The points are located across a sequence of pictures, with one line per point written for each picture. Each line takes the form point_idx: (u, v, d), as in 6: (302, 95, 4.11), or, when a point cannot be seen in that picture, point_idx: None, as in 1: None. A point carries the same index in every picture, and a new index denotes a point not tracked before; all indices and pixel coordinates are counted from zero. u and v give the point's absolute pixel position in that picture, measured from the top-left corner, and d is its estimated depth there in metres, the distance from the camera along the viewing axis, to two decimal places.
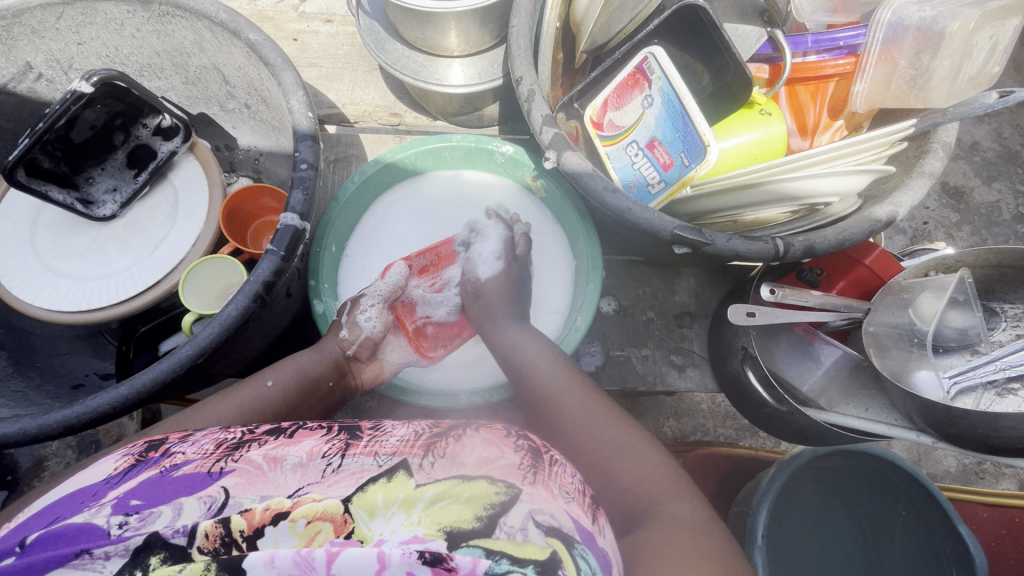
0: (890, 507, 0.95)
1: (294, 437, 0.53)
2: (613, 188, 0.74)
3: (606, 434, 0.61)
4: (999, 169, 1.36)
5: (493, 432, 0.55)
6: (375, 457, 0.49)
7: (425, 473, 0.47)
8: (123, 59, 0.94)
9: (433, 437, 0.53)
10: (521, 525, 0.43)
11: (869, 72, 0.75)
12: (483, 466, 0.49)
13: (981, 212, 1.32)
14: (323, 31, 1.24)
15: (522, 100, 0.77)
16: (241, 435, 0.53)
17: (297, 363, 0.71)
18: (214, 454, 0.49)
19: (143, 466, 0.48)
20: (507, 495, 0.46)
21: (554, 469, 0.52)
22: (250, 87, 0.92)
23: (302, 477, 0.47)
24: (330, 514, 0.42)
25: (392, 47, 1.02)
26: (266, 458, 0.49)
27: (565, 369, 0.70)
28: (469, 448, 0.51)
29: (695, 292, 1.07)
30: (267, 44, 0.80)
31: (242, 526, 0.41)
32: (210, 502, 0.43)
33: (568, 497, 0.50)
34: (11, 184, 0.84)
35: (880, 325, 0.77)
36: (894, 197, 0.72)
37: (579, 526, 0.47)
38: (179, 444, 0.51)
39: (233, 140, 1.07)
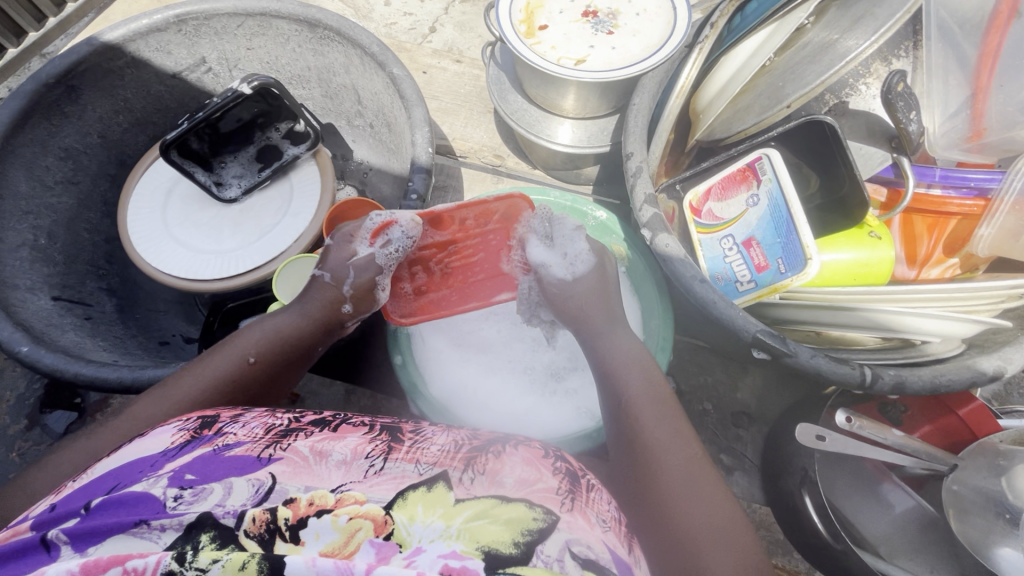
0: None
1: (339, 431, 0.54)
2: (702, 278, 0.73)
3: (687, 480, 0.55)
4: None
5: (531, 451, 0.57)
6: (416, 464, 0.51)
7: (463, 487, 0.48)
8: (280, 67, 1.05)
9: (472, 451, 0.54)
10: (558, 556, 0.43)
11: (998, 219, 0.71)
12: (519, 489, 0.50)
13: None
14: (451, 69, 1.34)
15: (628, 174, 0.80)
16: (290, 422, 0.55)
17: (270, 323, 0.70)
18: (263, 440, 0.51)
19: (198, 442, 0.50)
20: (546, 521, 0.46)
21: (590, 496, 0.54)
22: (379, 111, 1.01)
23: (345, 474, 0.48)
24: (371, 514, 0.44)
25: (512, 98, 1.09)
26: (312, 451, 0.50)
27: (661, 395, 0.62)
28: (508, 467, 0.53)
29: (759, 394, 1.03)
30: (406, 80, 0.87)
31: (287, 515, 0.43)
32: (257, 485, 0.45)
33: (604, 527, 0.51)
34: (165, 159, 0.97)
35: (966, 486, 0.72)
36: (1004, 351, 0.68)
37: (616, 557, 0.48)
38: (230, 425, 0.53)
39: (349, 152, 1.16)
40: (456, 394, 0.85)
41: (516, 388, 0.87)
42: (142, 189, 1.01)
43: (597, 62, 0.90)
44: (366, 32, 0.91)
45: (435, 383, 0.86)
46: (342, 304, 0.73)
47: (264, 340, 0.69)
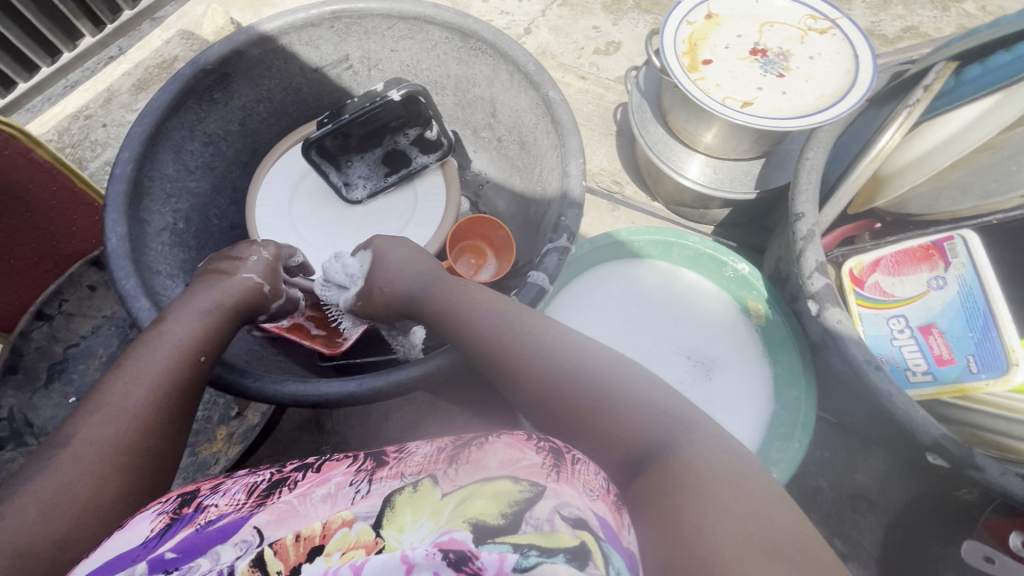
0: None
1: (322, 470, 0.46)
2: (877, 364, 0.66)
3: (643, 411, 0.49)
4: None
5: (514, 435, 0.48)
6: (402, 477, 0.44)
7: (449, 480, 0.44)
8: (418, 71, 1.03)
9: (456, 446, 0.47)
10: (548, 517, 0.41)
11: None
12: (506, 468, 0.44)
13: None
14: (575, 85, 1.30)
15: (797, 236, 0.73)
16: (271, 476, 0.46)
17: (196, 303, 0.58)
18: (248, 502, 0.43)
19: (179, 523, 0.42)
20: (532, 491, 0.42)
21: (578, 467, 0.46)
22: (515, 128, 0.97)
23: (332, 507, 0.43)
24: (362, 541, 0.40)
25: (652, 129, 1.04)
26: (297, 494, 0.44)
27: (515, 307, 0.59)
28: (493, 453, 0.46)
29: (880, 480, 0.94)
30: (562, 105, 0.83)
31: (278, 567, 0.39)
32: (246, 547, 0.41)
33: (593, 496, 0.43)
34: (304, 157, 0.97)
35: None
36: None
37: (603, 522, 0.42)
38: (210, 495, 0.44)
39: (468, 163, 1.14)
40: None
41: None
42: (269, 180, 1.01)
43: (766, 107, 0.84)
44: (523, 49, 0.87)
45: None
46: (261, 314, 0.65)
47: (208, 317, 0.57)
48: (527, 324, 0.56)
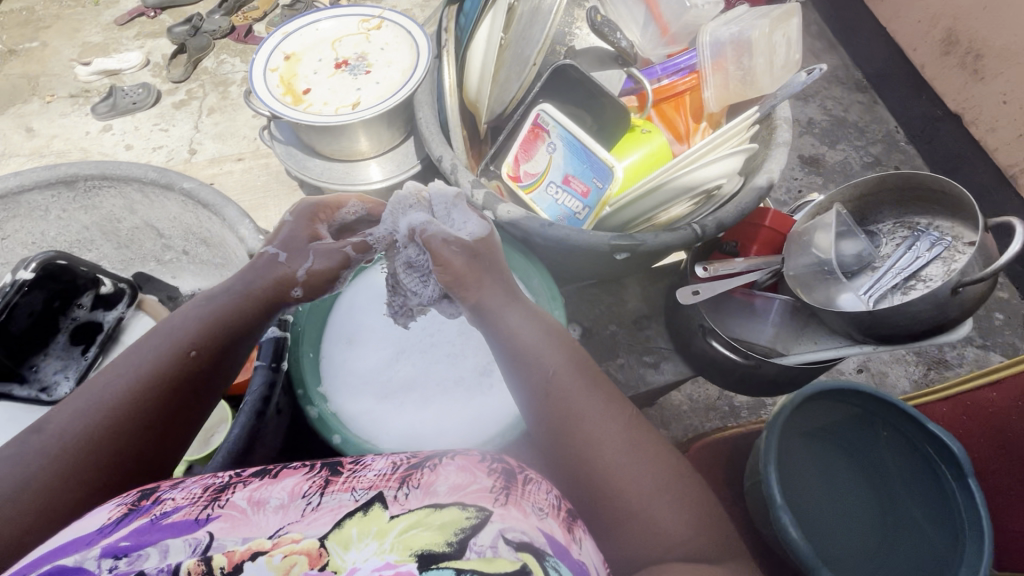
0: (868, 433, 1.15)
1: (277, 475, 0.50)
2: (548, 223, 0.85)
3: (626, 437, 0.57)
4: (836, 134, 1.80)
5: (468, 457, 0.54)
6: (352, 492, 0.47)
7: (399, 504, 0.46)
8: (51, 241, 0.95)
9: (408, 468, 0.51)
10: (492, 542, 0.43)
11: (711, 81, 0.91)
12: (454, 493, 0.47)
13: (837, 170, 1.72)
14: (236, 169, 1.32)
15: (448, 174, 0.87)
16: (229, 479, 0.49)
17: (168, 324, 0.59)
18: (203, 498, 0.46)
19: (136, 513, 0.45)
20: (479, 518, 0.45)
21: (526, 487, 0.51)
22: (187, 233, 0.96)
23: (284, 516, 0.45)
24: (305, 547, 0.42)
25: (312, 164, 1.11)
26: (249, 499, 0.46)
27: (573, 361, 0.62)
28: (442, 476, 0.50)
29: (643, 296, 1.18)
30: (202, 188, 0.85)
31: (223, 562, 0.40)
32: (195, 545, 0.42)
33: (542, 514, 0.49)
34: None
35: (798, 268, 0.91)
36: (767, 167, 0.90)
37: (553, 541, 0.46)
38: (170, 489, 0.48)
39: (176, 289, 1.10)
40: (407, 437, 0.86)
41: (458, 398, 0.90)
42: None
43: (370, 99, 0.98)
44: (134, 164, 0.86)
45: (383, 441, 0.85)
46: (292, 288, 0.65)
47: (199, 326, 0.60)
48: (518, 324, 0.62)
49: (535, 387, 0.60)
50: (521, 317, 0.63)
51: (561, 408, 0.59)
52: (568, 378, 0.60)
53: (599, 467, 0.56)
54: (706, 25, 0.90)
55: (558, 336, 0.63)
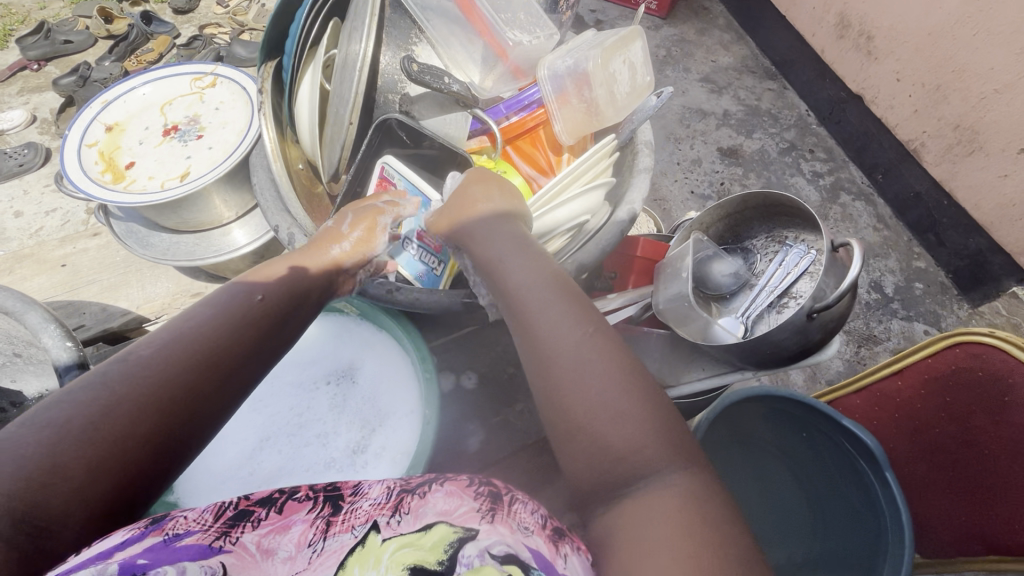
0: (792, 433, 1.01)
1: (283, 508, 0.47)
2: (396, 287, 0.79)
3: (603, 379, 0.52)
4: (752, 123, 1.79)
5: (457, 481, 0.52)
6: (353, 530, 0.46)
7: (392, 528, 0.47)
8: None
9: (401, 493, 0.51)
10: (478, 555, 0.45)
11: (559, 115, 0.87)
12: (446, 520, 0.48)
13: (755, 159, 1.71)
14: (92, 246, 1.21)
15: (286, 244, 0.81)
16: (238, 501, 0.46)
17: (227, 291, 0.59)
18: (214, 526, 0.43)
19: (147, 529, 0.41)
20: (464, 535, 0.47)
21: (513, 507, 0.50)
22: (9, 337, 0.86)
23: (291, 563, 0.43)
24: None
25: (157, 239, 1.02)
26: (258, 542, 0.43)
27: (566, 297, 0.59)
28: (432, 500, 0.50)
29: None
30: (0, 293, 0.75)
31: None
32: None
33: (530, 531, 0.49)
34: None
35: (667, 301, 0.87)
36: (627, 197, 0.87)
37: (539, 556, 0.46)
38: (174, 508, 0.44)
39: (18, 394, 0.99)
40: None
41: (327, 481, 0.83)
42: None
43: (199, 166, 0.90)
44: None
45: None
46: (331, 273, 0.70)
47: (274, 284, 0.61)
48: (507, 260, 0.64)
49: (524, 324, 0.58)
50: (523, 267, 0.62)
51: (537, 350, 0.56)
52: (543, 301, 0.58)
53: (582, 431, 0.51)
54: (544, 58, 0.87)
55: (563, 283, 0.60)
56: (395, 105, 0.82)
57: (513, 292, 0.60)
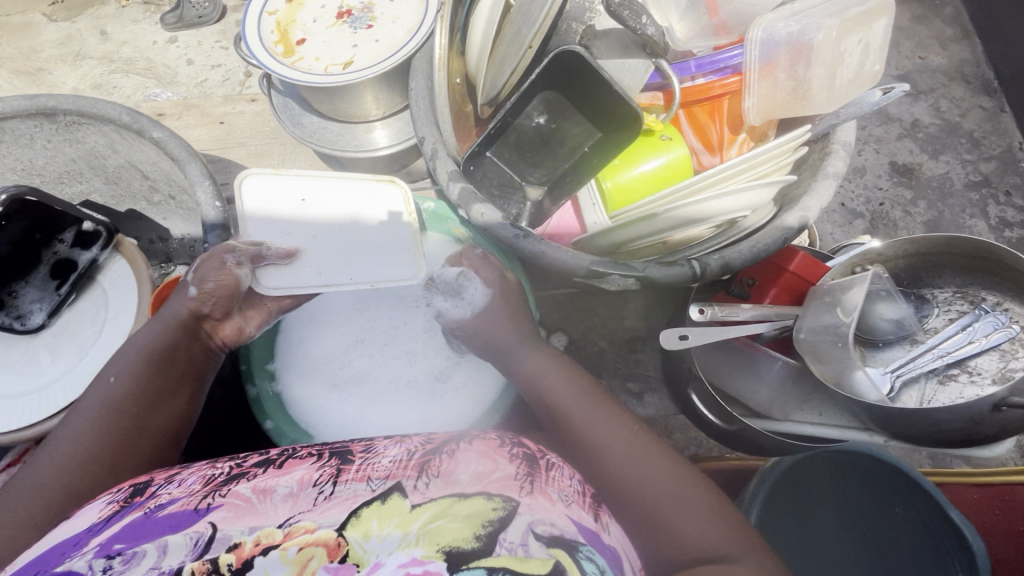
0: (884, 505, 0.84)
1: (284, 467, 0.54)
2: (523, 233, 0.73)
3: (635, 459, 0.57)
4: (943, 142, 1.42)
5: (487, 443, 0.57)
6: (369, 480, 0.51)
7: (420, 492, 0.49)
8: (41, 170, 0.95)
9: (426, 455, 0.55)
10: (523, 540, 0.45)
11: (755, 87, 0.75)
12: (477, 482, 0.50)
13: (933, 186, 1.38)
14: (249, 111, 1.27)
15: (427, 159, 0.78)
16: (229, 469, 0.54)
17: (138, 339, 0.67)
18: (200, 491, 0.51)
19: (126, 509, 0.50)
20: (506, 509, 0.47)
21: (551, 474, 0.54)
22: (169, 180, 0.93)
23: (293, 505, 0.49)
24: (324, 539, 0.45)
25: (308, 120, 1.04)
26: (255, 489, 0.50)
27: (581, 388, 0.66)
28: (463, 464, 0.53)
29: (643, 315, 1.06)
30: (170, 139, 0.80)
31: (231, 560, 0.44)
32: (197, 537, 0.45)
33: (568, 501, 0.52)
34: None
35: (812, 330, 0.76)
36: (802, 203, 0.74)
37: (580, 527, 0.49)
38: (164, 486, 0.53)
39: (166, 231, 1.09)
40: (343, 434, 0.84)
41: (407, 397, 0.86)
42: None
43: (364, 58, 0.88)
44: (111, 104, 0.83)
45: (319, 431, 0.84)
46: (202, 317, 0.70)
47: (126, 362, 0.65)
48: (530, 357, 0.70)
49: (566, 429, 0.63)
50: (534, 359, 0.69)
51: (584, 451, 0.60)
52: (569, 395, 0.65)
53: (641, 512, 0.54)
54: (762, 17, 0.73)
55: (567, 371, 0.68)
56: (577, 35, 0.80)
57: (531, 387, 0.68)
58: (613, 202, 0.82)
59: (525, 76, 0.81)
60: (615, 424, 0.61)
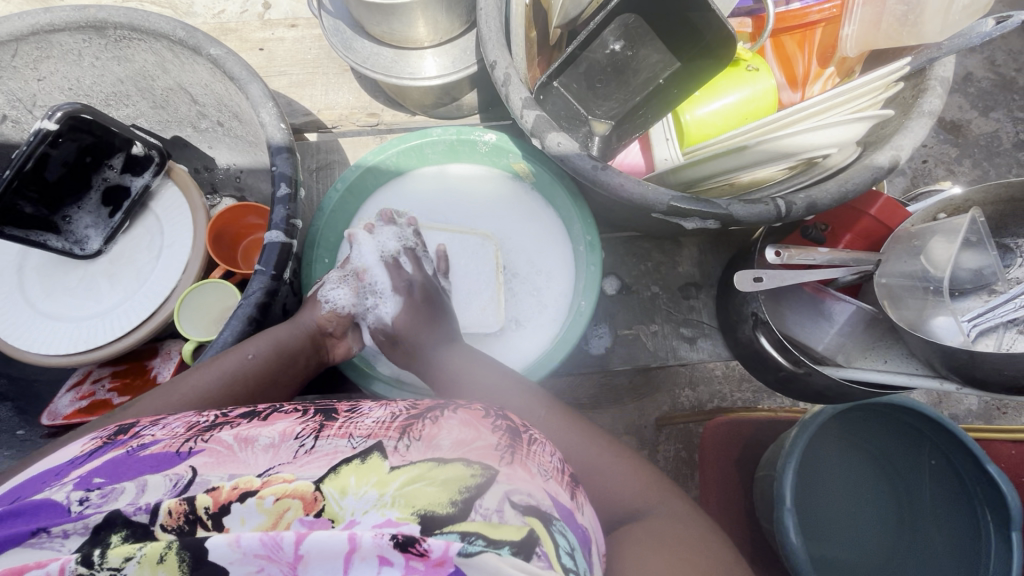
0: (921, 456, 1.05)
1: (267, 419, 0.50)
2: (603, 165, 0.70)
3: (592, 454, 0.60)
4: (995, 98, 1.40)
5: (472, 413, 0.53)
6: (349, 438, 0.47)
7: (399, 455, 0.45)
8: (87, 89, 0.92)
9: (409, 419, 0.51)
10: (498, 507, 0.41)
11: (857, 13, 0.72)
12: (458, 449, 0.46)
13: (980, 143, 1.37)
14: (289, 37, 1.21)
15: (498, 85, 0.74)
16: (213, 418, 0.51)
17: (274, 334, 0.69)
18: (183, 435, 0.47)
19: (109, 446, 0.46)
20: (484, 477, 0.43)
21: (532, 448, 0.51)
22: (220, 104, 0.89)
23: (273, 457, 0.45)
24: (301, 491, 0.40)
25: (360, 45, 1.00)
26: (237, 438, 0.47)
27: (520, 390, 0.67)
28: (445, 431, 0.49)
29: (698, 261, 1.04)
30: (229, 57, 0.76)
31: (208, 503, 0.40)
32: (176, 480, 0.42)
33: (547, 476, 0.49)
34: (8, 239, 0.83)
35: (892, 275, 0.76)
36: (894, 141, 0.69)
37: (557, 504, 0.46)
38: (148, 427, 0.49)
39: (211, 161, 1.06)
40: (402, 368, 0.86)
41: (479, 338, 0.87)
42: None
43: None
44: (164, 17, 0.78)
45: (381, 362, 0.87)
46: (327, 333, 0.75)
47: (265, 344, 0.67)
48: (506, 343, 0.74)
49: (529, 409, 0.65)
50: (454, 353, 0.73)
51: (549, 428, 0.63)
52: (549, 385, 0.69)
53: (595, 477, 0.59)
54: None
55: (523, 379, 0.70)
56: None
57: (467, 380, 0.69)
58: (689, 136, 0.78)
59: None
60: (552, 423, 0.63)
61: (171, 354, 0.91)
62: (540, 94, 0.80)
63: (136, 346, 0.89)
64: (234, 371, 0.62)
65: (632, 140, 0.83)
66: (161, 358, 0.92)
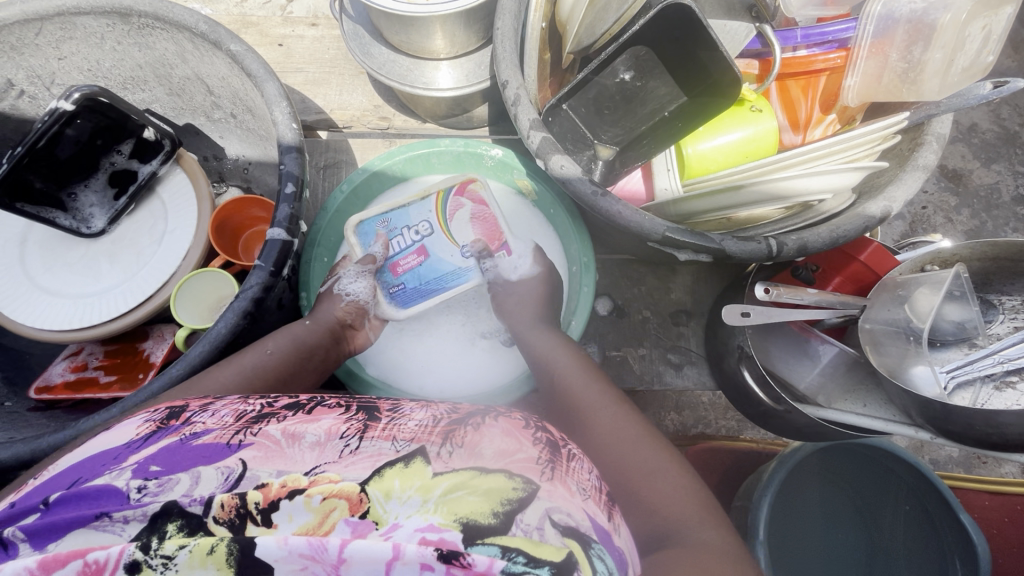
0: (894, 499, 1.07)
1: (313, 414, 0.52)
2: (603, 192, 0.72)
3: (647, 461, 0.58)
4: (997, 151, 1.43)
5: (511, 422, 0.54)
6: (393, 441, 0.48)
7: (442, 461, 0.46)
8: (106, 72, 0.93)
9: (452, 424, 0.51)
10: (538, 524, 0.42)
11: (861, 66, 0.74)
12: (501, 459, 0.47)
13: (980, 195, 1.39)
14: (309, 35, 1.23)
15: (508, 104, 0.76)
16: (262, 408, 0.52)
17: (293, 331, 0.73)
18: (234, 426, 0.49)
19: (164, 432, 0.48)
20: (525, 492, 0.44)
21: (571, 464, 0.51)
22: (235, 98, 0.91)
23: (320, 455, 0.46)
24: (346, 493, 0.42)
25: (377, 51, 1.02)
26: (285, 433, 0.48)
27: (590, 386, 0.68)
28: (488, 438, 0.50)
29: (691, 289, 1.06)
30: (248, 54, 0.78)
31: (258, 498, 0.42)
32: (227, 474, 0.43)
33: (585, 495, 0.48)
34: (17, 212, 0.86)
35: (876, 322, 0.77)
36: (888, 192, 0.71)
37: (596, 525, 0.45)
38: (199, 413, 0.51)
39: (220, 150, 1.07)
40: (389, 369, 0.88)
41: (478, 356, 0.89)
42: None
43: None
44: (188, 10, 0.80)
45: (368, 361, 0.88)
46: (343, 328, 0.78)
47: (283, 341, 0.70)
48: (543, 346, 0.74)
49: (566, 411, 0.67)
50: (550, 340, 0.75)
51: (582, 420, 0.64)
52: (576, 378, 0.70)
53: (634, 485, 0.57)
54: None
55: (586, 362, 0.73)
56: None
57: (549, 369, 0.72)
58: (689, 169, 0.81)
59: (627, 26, 0.80)
60: (622, 424, 0.63)
61: (164, 336, 0.93)
62: (549, 115, 0.81)
63: (131, 327, 0.90)
64: (256, 366, 0.65)
65: (636, 166, 0.84)
66: (153, 340, 0.93)
